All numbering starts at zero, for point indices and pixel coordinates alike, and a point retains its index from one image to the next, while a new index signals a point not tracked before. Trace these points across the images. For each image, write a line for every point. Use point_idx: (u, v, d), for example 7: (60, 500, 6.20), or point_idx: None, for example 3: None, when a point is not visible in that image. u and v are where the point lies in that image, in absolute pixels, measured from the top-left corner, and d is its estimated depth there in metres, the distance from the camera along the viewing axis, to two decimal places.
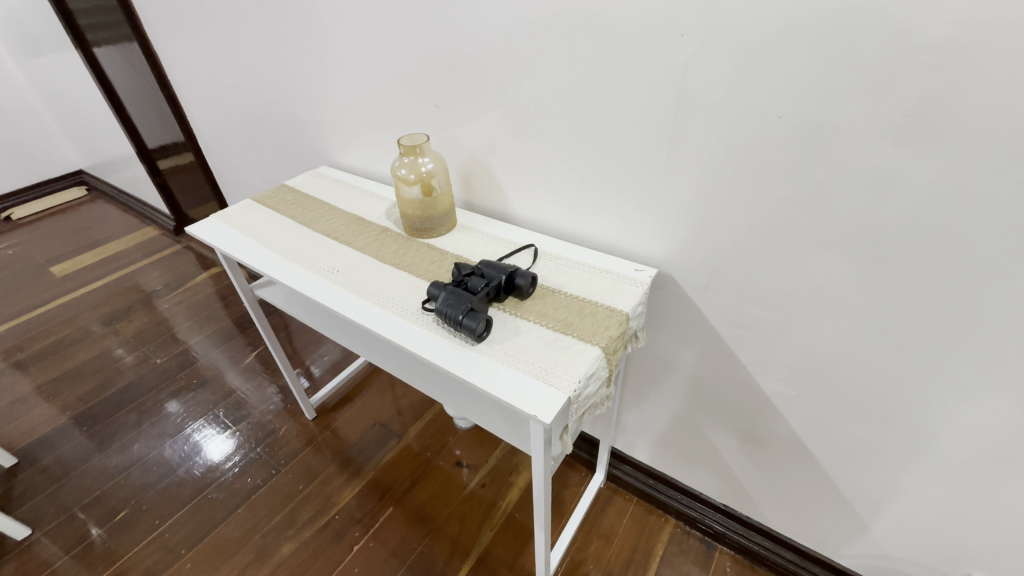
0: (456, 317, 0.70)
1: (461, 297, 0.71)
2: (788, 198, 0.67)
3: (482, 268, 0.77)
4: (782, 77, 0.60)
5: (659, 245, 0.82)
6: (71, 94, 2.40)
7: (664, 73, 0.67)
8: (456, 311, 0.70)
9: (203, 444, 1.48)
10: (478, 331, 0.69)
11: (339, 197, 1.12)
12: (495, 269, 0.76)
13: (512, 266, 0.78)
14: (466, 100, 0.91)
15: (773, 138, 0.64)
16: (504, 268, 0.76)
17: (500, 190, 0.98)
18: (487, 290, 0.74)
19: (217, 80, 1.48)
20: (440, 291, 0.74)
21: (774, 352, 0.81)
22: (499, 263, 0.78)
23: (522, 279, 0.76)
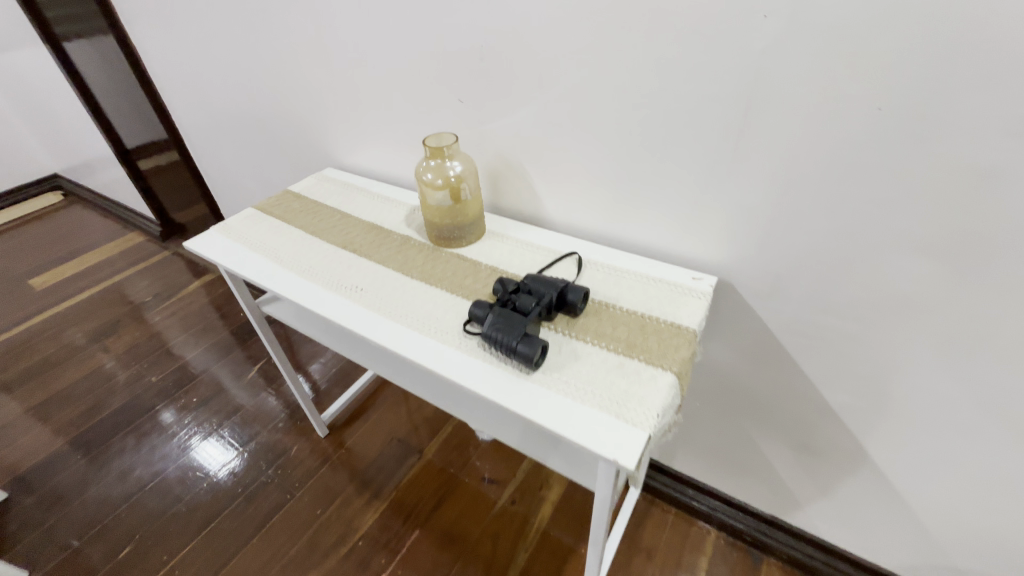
0: (509, 343, 0.63)
1: (512, 321, 0.64)
2: (877, 200, 0.60)
3: (529, 283, 0.70)
4: (886, 63, 0.52)
5: (718, 251, 0.76)
6: (41, 93, 2.24)
7: (738, 61, 0.59)
8: (509, 336, 0.63)
9: (212, 465, 1.40)
10: (536, 356, 0.61)
11: (351, 203, 1.03)
12: (543, 285, 0.69)
13: (559, 280, 0.71)
14: (494, 94, 0.82)
15: (867, 133, 0.56)
16: (553, 284, 0.69)
17: (532, 192, 0.90)
18: (538, 309, 0.67)
19: (204, 76, 1.36)
20: (485, 314, 0.67)
21: (846, 364, 0.75)
22: (545, 277, 0.71)
23: (574, 294, 0.69)
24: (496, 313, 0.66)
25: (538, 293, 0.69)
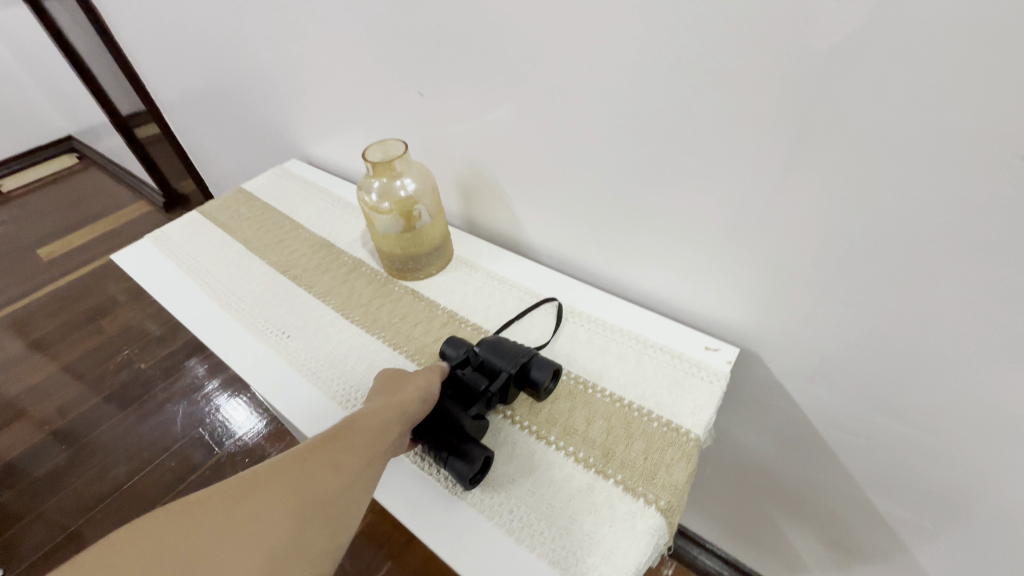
0: (435, 446, 0.47)
1: (443, 413, 0.48)
2: (985, 284, 0.40)
3: (481, 354, 0.53)
4: None
5: (741, 314, 0.57)
6: (37, 53, 2.13)
7: (788, 66, 0.38)
8: (435, 438, 0.47)
9: (238, 420, 1.44)
10: (467, 471, 0.45)
11: (304, 210, 0.87)
12: (495, 357, 0.52)
13: (521, 346, 0.53)
14: (458, 90, 0.63)
15: (989, 190, 0.36)
16: (508, 354, 0.52)
17: (510, 212, 0.71)
18: (487, 395, 0.51)
19: (163, 43, 1.19)
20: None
21: (906, 472, 0.57)
22: (502, 343, 0.54)
23: (535, 370, 0.51)
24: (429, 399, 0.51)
25: (490, 366, 0.53)
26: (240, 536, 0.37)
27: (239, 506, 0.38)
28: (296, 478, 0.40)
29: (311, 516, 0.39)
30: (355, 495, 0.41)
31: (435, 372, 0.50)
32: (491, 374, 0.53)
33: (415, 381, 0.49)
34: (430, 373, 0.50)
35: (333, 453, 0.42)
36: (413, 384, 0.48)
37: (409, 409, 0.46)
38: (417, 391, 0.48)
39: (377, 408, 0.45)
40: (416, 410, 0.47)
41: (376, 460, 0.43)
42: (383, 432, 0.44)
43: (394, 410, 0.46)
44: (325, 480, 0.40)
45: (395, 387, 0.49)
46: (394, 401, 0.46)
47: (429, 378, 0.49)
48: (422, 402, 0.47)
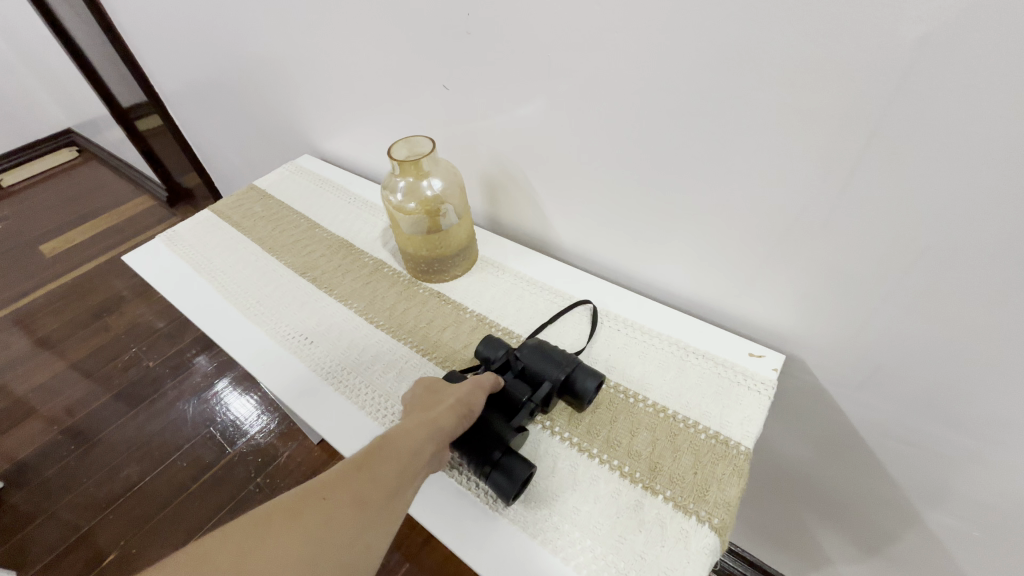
0: (475, 458, 0.45)
1: (484, 425, 0.46)
2: None
3: (525, 360, 0.51)
4: None
5: (788, 319, 0.55)
6: (35, 44, 2.08)
7: (866, 61, 0.36)
8: (475, 451, 0.45)
9: (245, 417, 1.43)
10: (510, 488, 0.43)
11: (321, 208, 0.84)
12: (538, 365, 0.50)
13: (566, 354, 0.51)
14: (489, 85, 0.60)
15: None
16: (552, 363, 0.50)
17: (539, 211, 0.69)
18: (530, 405, 0.49)
19: (168, 34, 1.16)
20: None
21: (957, 482, 0.55)
22: (545, 350, 0.52)
23: (580, 380, 0.49)
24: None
25: (532, 374, 0.51)
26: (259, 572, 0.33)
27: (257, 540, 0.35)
28: (320, 506, 0.36)
29: (335, 552, 0.35)
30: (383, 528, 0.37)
31: (476, 385, 0.47)
32: (532, 382, 0.51)
33: (453, 394, 0.45)
34: (472, 386, 0.46)
35: (363, 476, 0.38)
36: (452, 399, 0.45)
37: (444, 427, 0.43)
38: (454, 406, 0.44)
39: (410, 427, 0.42)
40: (452, 426, 0.43)
41: (406, 486, 0.39)
42: (415, 454, 0.40)
43: (429, 428, 0.42)
44: (350, 510, 0.37)
45: (432, 401, 0.45)
46: (430, 417, 0.43)
47: (471, 390, 0.46)
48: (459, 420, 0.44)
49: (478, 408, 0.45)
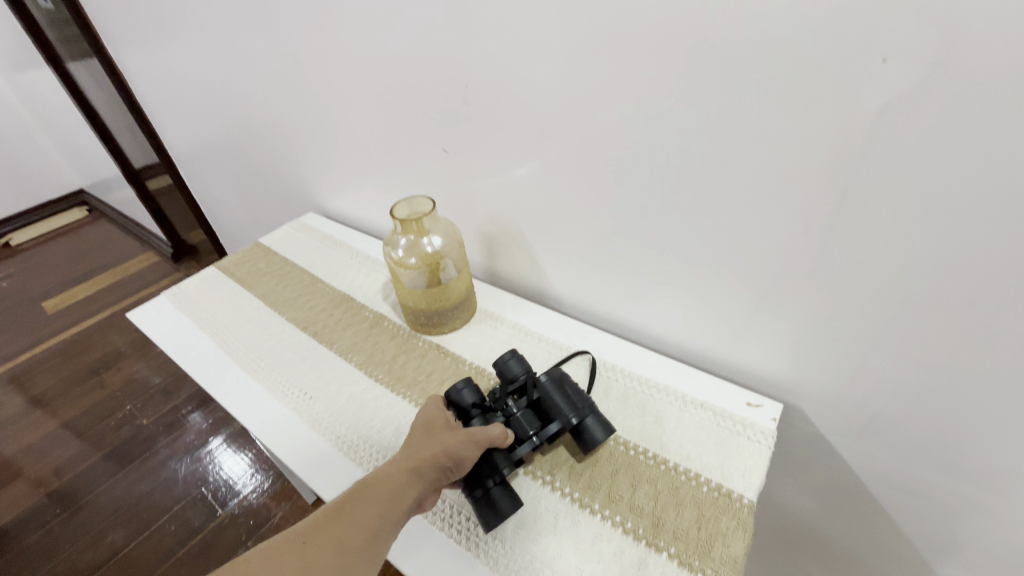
0: (468, 484, 0.47)
1: (482, 463, 0.47)
2: None
3: (545, 395, 0.52)
4: None
5: (782, 366, 0.55)
6: (56, 111, 2.19)
7: (833, 125, 0.39)
8: (471, 479, 0.47)
9: (237, 476, 1.38)
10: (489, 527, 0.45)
11: (324, 264, 0.87)
12: (559, 405, 0.51)
13: (586, 401, 0.51)
14: (487, 148, 0.64)
15: None
16: (571, 407, 0.50)
17: (535, 265, 0.71)
18: (534, 440, 0.50)
19: (185, 103, 1.23)
20: (464, 411, 0.52)
21: (967, 536, 0.53)
22: (569, 390, 0.52)
23: (592, 433, 0.50)
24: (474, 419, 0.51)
25: (547, 408, 0.52)
26: None
27: None
28: (296, 552, 0.38)
29: None
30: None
31: (469, 443, 0.46)
32: (544, 417, 0.52)
33: (442, 443, 0.46)
34: (463, 440, 0.46)
35: (339, 524, 0.40)
36: (437, 448, 0.46)
37: (426, 474, 0.45)
38: (437, 456, 0.45)
39: (391, 475, 0.44)
40: (434, 476, 0.45)
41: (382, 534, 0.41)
42: (394, 501, 0.42)
43: (409, 476, 0.44)
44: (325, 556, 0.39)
45: (418, 446, 0.47)
46: (411, 464, 0.45)
47: (460, 442, 0.46)
48: (441, 472, 0.45)
49: (464, 462, 0.46)
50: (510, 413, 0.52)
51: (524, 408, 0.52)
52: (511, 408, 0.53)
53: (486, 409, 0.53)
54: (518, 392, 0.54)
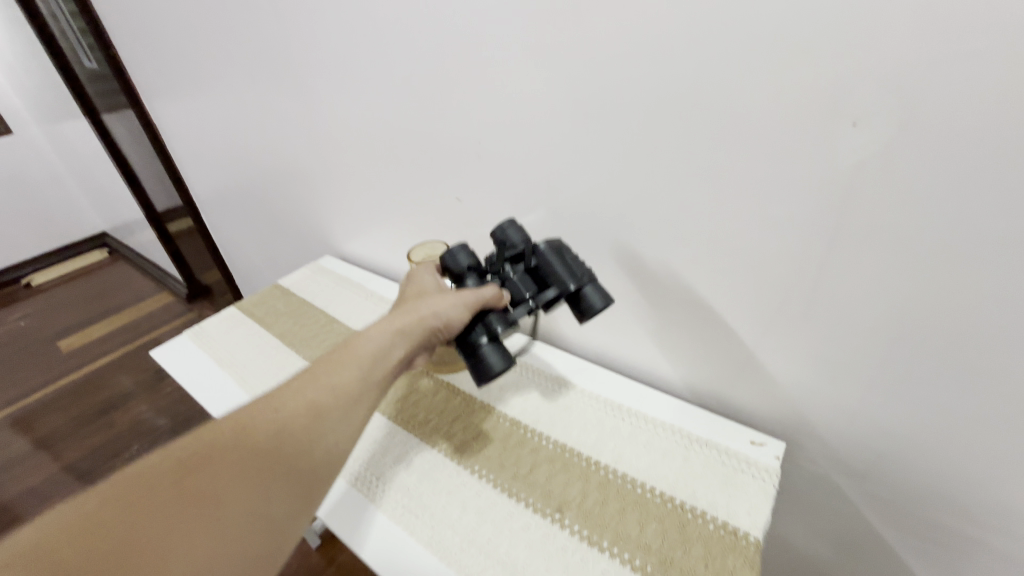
0: (464, 338, 0.53)
1: (477, 321, 0.53)
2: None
3: (544, 261, 0.54)
4: None
5: (783, 405, 0.57)
6: (86, 160, 2.31)
7: (814, 180, 0.43)
8: (467, 335, 0.53)
9: None
10: (484, 377, 0.51)
11: (339, 304, 0.91)
12: (555, 269, 0.53)
13: (582, 268, 0.53)
14: (498, 197, 0.69)
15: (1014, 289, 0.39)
16: (567, 273, 0.52)
17: (543, 306, 0.75)
18: (530, 304, 0.54)
19: (212, 154, 1.31)
20: (459, 274, 0.55)
21: None
22: (566, 258, 0.54)
23: (587, 298, 0.52)
24: (470, 280, 0.55)
25: (546, 274, 0.54)
26: (222, 450, 0.42)
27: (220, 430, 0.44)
28: (275, 412, 0.46)
29: (292, 445, 0.44)
30: (339, 424, 0.47)
31: (461, 302, 0.52)
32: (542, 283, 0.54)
33: (430, 308, 0.53)
34: (455, 301, 0.53)
35: (318, 381, 0.48)
36: (423, 313, 0.53)
37: (411, 334, 0.53)
38: (424, 318, 0.53)
39: (375, 336, 0.52)
40: (419, 333, 0.53)
41: (360, 387, 0.50)
42: (379, 355, 0.52)
43: (392, 334, 0.53)
44: (306, 411, 0.46)
45: (401, 314, 0.54)
46: (396, 328, 0.53)
47: (450, 305, 0.53)
48: (429, 331, 0.53)
49: (451, 324, 0.53)
50: (506, 275, 0.56)
51: (520, 273, 0.56)
52: (507, 272, 0.56)
53: (483, 272, 0.56)
54: (515, 258, 0.56)
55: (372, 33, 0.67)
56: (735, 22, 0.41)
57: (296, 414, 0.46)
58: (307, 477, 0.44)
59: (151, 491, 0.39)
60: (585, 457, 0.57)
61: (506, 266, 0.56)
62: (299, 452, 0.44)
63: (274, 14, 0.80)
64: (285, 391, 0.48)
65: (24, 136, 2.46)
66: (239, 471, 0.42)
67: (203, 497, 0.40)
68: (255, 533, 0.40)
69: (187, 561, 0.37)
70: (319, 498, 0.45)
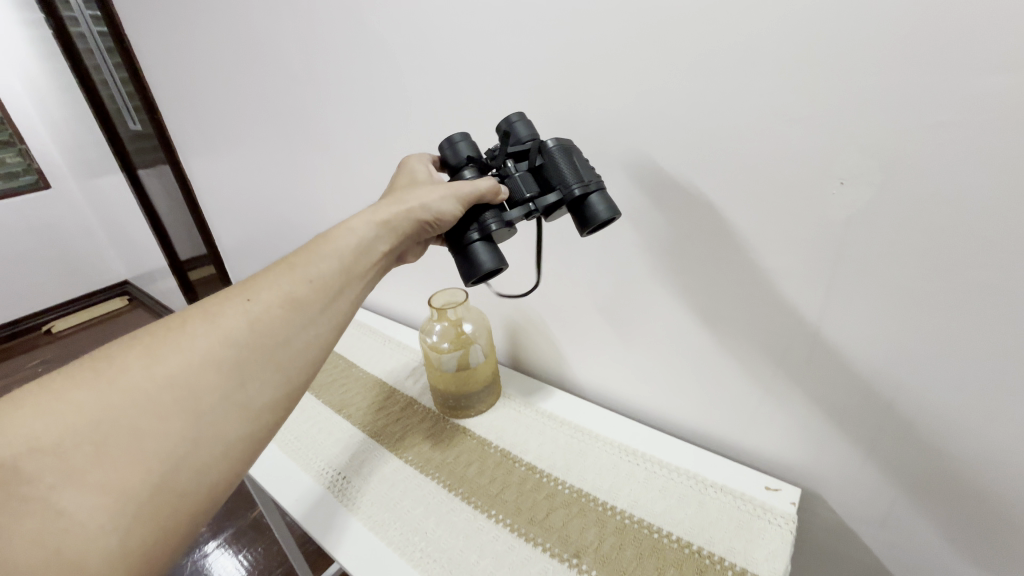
0: (455, 235, 0.51)
1: (475, 215, 0.51)
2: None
3: (551, 160, 0.49)
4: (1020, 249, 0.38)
5: (796, 449, 0.58)
6: (118, 212, 2.43)
7: (809, 232, 0.47)
8: (460, 229, 0.51)
9: None
10: (471, 275, 0.50)
11: (359, 349, 0.94)
12: (560, 171, 0.49)
13: (591, 174, 0.49)
14: (515, 247, 0.73)
15: (1002, 334, 0.41)
16: (573, 175, 0.48)
17: (557, 352, 0.77)
18: (530, 208, 0.51)
19: (239, 207, 1.39)
20: (458, 165, 0.52)
21: None
22: (575, 159, 0.49)
23: (592, 207, 0.48)
24: (468, 171, 0.51)
25: (552, 174, 0.50)
26: (178, 350, 0.39)
27: (172, 329, 0.40)
28: (239, 303, 0.42)
29: (259, 343, 0.41)
30: (312, 324, 0.44)
31: (453, 196, 0.49)
32: (547, 185, 0.51)
33: (420, 198, 0.49)
34: (446, 194, 0.49)
35: (283, 276, 0.45)
36: (411, 203, 0.49)
37: (399, 226, 0.50)
38: (412, 210, 0.49)
39: (356, 228, 0.48)
40: (411, 227, 0.50)
41: (336, 281, 0.46)
42: (360, 251, 0.48)
43: (376, 229, 0.49)
44: (271, 308, 0.43)
45: (390, 202, 0.50)
46: (383, 219, 0.49)
47: (441, 197, 0.49)
48: (422, 224, 0.50)
49: (443, 215, 0.49)
50: (508, 172, 0.52)
51: (523, 171, 0.52)
52: (510, 168, 0.52)
53: (483, 166, 0.53)
54: (520, 155, 0.52)
55: (403, 100, 0.75)
56: (730, 96, 0.46)
57: (269, 307, 0.43)
58: (283, 370, 0.42)
59: (118, 371, 0.38)
60: (601, 502, 0.58)
61: (509, 161, 0.52)
62: (273, 345, 0.42)
63: (312, 83, 0.89)
64: (258, 281, 0.44)
65: (63, 190, 2.58)
66: (205, 360, 0.39)
67: (169, 383, 0.38)
68: (230, 421, 0.39)
69: (156, 442, 0.36)
70: (299, 388, 0.44)
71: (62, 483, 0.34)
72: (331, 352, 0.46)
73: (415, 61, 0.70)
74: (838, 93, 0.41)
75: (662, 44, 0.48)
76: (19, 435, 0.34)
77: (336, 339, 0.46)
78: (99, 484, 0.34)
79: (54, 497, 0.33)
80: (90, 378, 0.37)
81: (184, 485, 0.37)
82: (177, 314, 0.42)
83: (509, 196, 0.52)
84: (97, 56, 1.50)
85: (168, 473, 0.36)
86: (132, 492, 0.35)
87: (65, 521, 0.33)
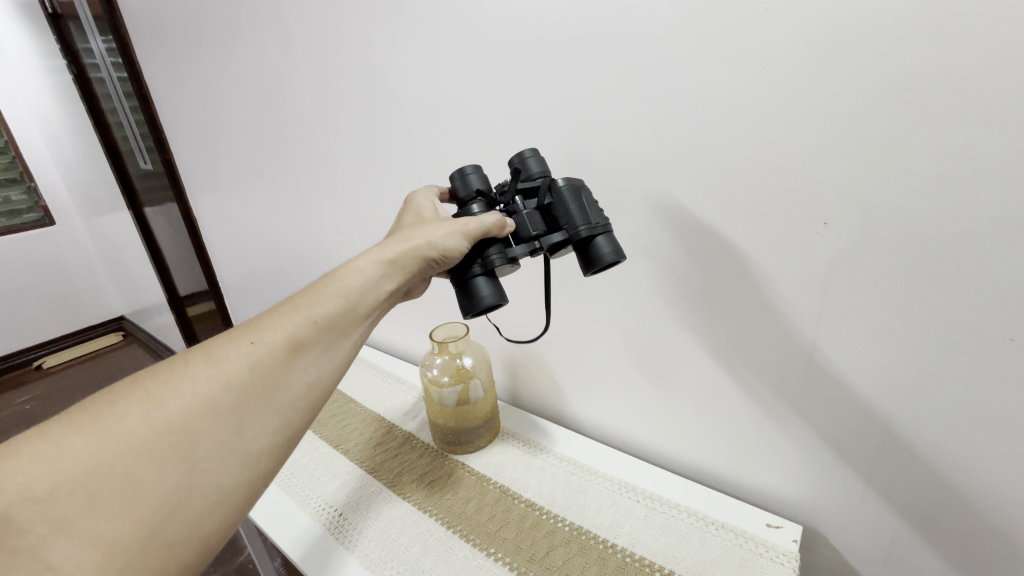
0: (459, 270, 0.53)
1: (484, 249, 0.53)
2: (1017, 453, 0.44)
3: (564, 201, 0.52)
4: (990, 285, 0.41)
5: (797, 485, 0.58)
6: (119, 248, 2.46)
7: (798, 268, 0.50)
8: (463, 266, 0.53)
9: None
10: (472, 309, 0.52)
11: (357, 384, 0.94)
12: (569, 213, 0.51)
13: (599, 216, 0.51)
14: (516, 284, 0.76)
15: (984, 366, 0.43)
16: (582, 218, 0.51)
17: (555, 387, 0.78)
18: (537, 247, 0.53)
19: (243, 243, 1.42)
20: (467, 200, 0.55)
21: None
22: (584, 199, 0.52)
23: (597, 249, 0.50)
24: (475, 206, 0.54)
25: (562, 213, 0.52)
26: (177, 396, 0.39)
27: (172, 374, 0.40)
28: (240, 347, 0.43)
29: (261, 388, 0.42)
30: (314, 369, 0.45)
31: (459, 233, 0.51)
32: (556, 224, 0.53)
33: (427, 236, 0.51)
34: (452, 232, 0.51)
35: (286, 319, 0.45)
36: (418, 241, 0.51)
37: (405, 265, 0.51)
38: (419, 248, 0.51)
39: (361, 267, 0.49)
40: (417, 264, 0.51)
41: (341, 323, 0.47)
42: (367, 290, 0.49)
43: (381, 269, 0.50)
44: (272, 352, 0.43)
45: (397, 241, 0.52)
46: (389, 258, 0.51)
47: (447, 233, 0.51)
48: (430, 263, 0.52)
49: (450, 258, 0.51)
50: (516, 208, 0.54)
51: (531, 209, 0.54)
52: (518, 205, 0.54)
53: (491, 201, 0.56)
54: (528, 193, 0.54)
55: (410, 143, 0.79)
56: (719, 143, 0.50)
57: (271, 350, 0.43)
58: (284, 414, 0.42)
59: (117, 416, 0.38)
60: (602, 539, 0.57)
61: (519, 197, 0.54)
62: (273, 388, 0.42)
63: (323, 128, 0.93)
64: (262, 322, 0.45)
65: (67, 227, 2.62)
66: (205, 405, 0.39)
67: (167, 429, 0.38)
68: (227, 468, 0.39)
69: (151, 491, 0.36)
70: (298, 432, 0.44)
71: (54, 534, 0.33)
72: (331, 394, 0.46)
73: (423, 111, 0.74)
74: (815, 143, 0.45)
75: (657, 95, 0.53)
76: (12, 484, 0.34)
77: (337, 382, 0.46)
78: (89, 535, 0.34)
79: (42, 552, 0.33)
80: (91, 423, 0.37)
81: (177, 537, 0.37)
82: (179, 356, 0.43)
83: (515, 231, 0.55)
84: (115, 102, 1.58)
85: (161, 522, 0.36)
86: (123, 544, 0.35)
87: (53, 574, 0.32)
